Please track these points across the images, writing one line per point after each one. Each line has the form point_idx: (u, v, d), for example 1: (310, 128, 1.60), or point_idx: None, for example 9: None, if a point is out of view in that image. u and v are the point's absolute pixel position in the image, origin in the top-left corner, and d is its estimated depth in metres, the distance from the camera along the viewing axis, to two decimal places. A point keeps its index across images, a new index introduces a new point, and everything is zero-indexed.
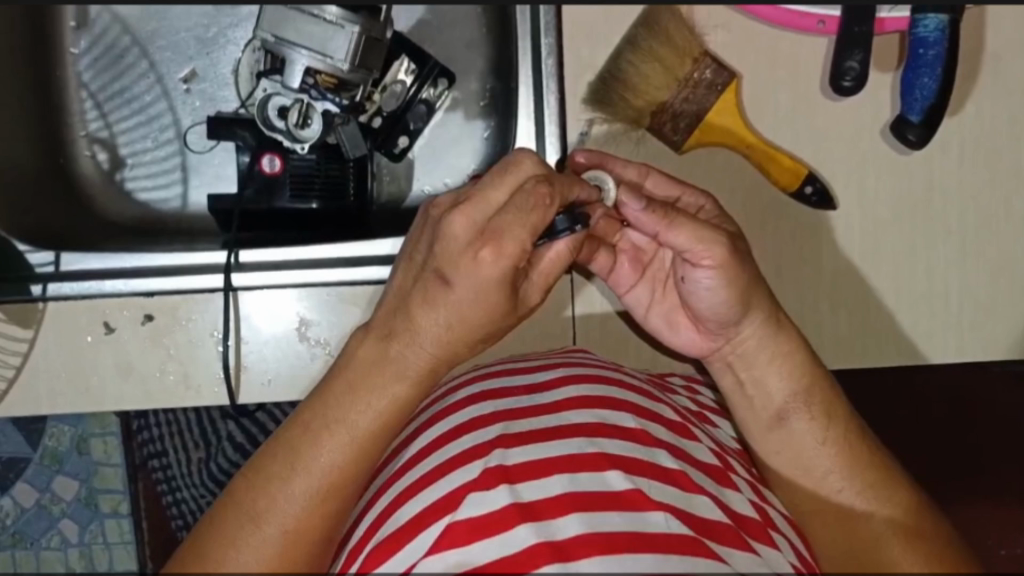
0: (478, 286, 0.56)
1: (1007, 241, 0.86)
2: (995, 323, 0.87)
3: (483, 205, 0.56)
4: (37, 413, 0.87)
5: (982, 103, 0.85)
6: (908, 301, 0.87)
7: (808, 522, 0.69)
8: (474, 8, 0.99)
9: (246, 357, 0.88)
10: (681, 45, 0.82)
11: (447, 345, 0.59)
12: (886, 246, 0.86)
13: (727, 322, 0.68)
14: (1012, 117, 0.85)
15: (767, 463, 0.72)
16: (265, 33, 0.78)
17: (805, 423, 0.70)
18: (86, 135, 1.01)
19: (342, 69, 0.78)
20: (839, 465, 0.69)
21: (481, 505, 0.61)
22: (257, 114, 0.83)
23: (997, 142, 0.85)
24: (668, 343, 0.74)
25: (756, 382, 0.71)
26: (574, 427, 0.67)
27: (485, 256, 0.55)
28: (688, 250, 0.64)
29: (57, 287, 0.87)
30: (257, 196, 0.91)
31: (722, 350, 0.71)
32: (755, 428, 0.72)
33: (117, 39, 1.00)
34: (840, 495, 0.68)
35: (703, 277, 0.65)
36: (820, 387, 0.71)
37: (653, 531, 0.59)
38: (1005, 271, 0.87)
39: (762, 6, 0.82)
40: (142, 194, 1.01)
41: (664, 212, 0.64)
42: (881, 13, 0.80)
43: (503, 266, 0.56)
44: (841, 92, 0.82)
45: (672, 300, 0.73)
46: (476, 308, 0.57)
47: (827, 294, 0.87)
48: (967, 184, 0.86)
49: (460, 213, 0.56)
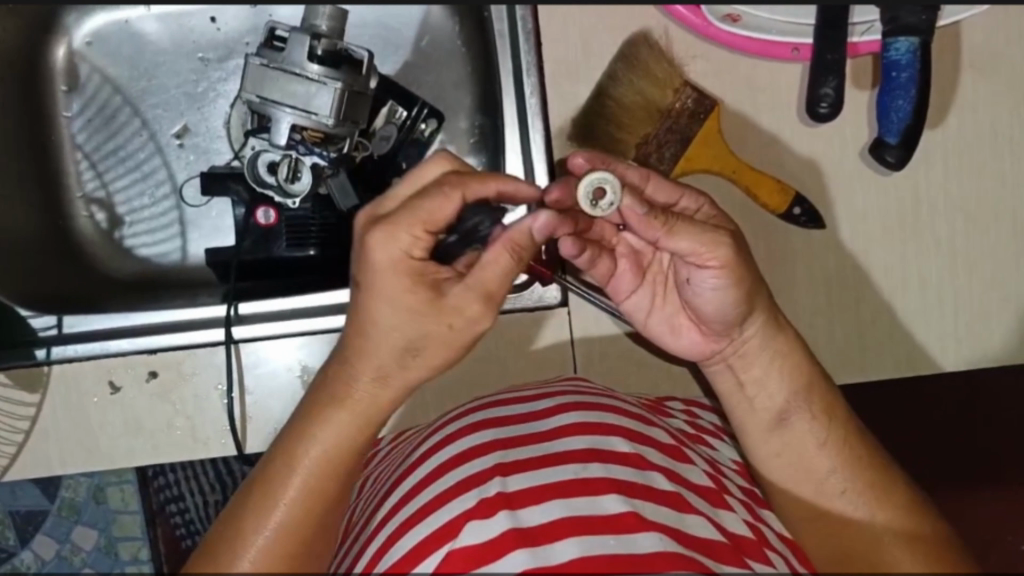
0: (380, 278, 0.56)
1: (1001, 241, 0.87)
2: (995, 323, 0.87)
3: (387, 203, 0.58)
4: (49, 474, 0.89)
5: (962, 112, 0.86)
6: (907, 306, 0.87)
7: (808, 526, 0.71)
8: (459, 47, 1.00)
9: (250, 408, 0.89)
10: (662, 78, 0.83)
11: (403, 372, 0.60)
12: (880, 254, 0.87)
13: (731, 324, 0.69)
14: (995, 122, 0.86)
15: (767, 472, 0.73)
16: (250, 94, 0.80)
17: (807, 423, 0.72)
18: (83, 196, 1.02)
19: (327, 124, 0.80)
20: (841, 464, 0.71)
21: (481, 534, 0.64)
22: (248, 173, 0.85)
23: (982, 147, 0.86)
24: (669, 347, 0.73)
25: (757, 382, 0.72)
26: (567, 454, 0.69)
27: (374, 240, 0.56)
28: (690, 254, 0.64)
29: (61, 349, 0.88)
30: (255, 247, 0.92)
31: (724, 352, 0.72)
32: (757, 430, 0.73)
33: (108, 99, 1.02)
34: (841, 495, 0.70)
35: (706, 278, 0.65)
36: (824, 391, 0.72)
37: (649, 553, 0.61)
38: (1002, 270, 0.87)
39: (737, 37, 0.83)
40: (142, 249, 1.02)
41: (665, 219, 0.62)
42: (853, 38, 0.81)
43: (393, 251, 0.56)
44: (818, 119, 0.83)
45: (673, 305, 0.72)
46: (389, 308, 0.57)
47: (824, 311, 0.87)
48: (956, 190, 0.87)
49: (366, 211, 0.58)
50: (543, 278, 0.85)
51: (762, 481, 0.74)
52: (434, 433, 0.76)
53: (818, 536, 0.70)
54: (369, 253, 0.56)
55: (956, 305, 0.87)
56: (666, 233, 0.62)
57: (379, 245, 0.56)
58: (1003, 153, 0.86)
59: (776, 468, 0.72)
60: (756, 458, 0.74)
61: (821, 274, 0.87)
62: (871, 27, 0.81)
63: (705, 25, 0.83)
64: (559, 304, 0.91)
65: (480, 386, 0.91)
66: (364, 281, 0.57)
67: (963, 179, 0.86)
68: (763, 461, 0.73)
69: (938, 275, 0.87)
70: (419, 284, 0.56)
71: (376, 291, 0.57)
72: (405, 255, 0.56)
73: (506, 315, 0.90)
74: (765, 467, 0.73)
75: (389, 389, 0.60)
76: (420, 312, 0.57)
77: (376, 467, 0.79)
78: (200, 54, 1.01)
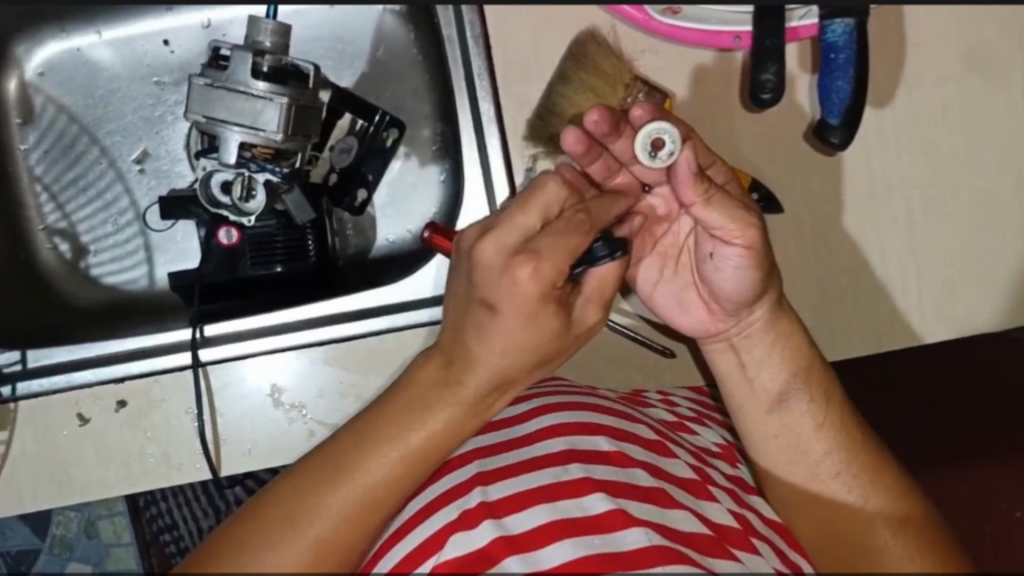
0: (523, 309, 0.58)
1: (981, 212, 0.87)
2: (987, 293, 0.87)
3: (514, 230, 0.58)
4: (21, 509, 0.88)
5: (926, 89, 0.87)
6: (890, 284, 0.87)
7: (803, 511, 0.71)
8: (415, 56, 0.98)
9: (223, 431, 0.89)
10: (611, 73, 0.79)
11: (520, 377, 0.63)
12: (865, 234, 0.87)
13: (743, 305, 0.69)
14: (956, 95, 0.87)
15: (759, 454, 0.73)
16: (196, 115, 0.79)
17: (806, 404, 0.71)
18: (45, 229, 1.01)
19: (276, 140, 0.79)
20: (836, 446, 0.70)
21: (466, 545, 0.63)
22: (201, 193, 0.85)
23: (947, 120, 0.87)
24: (673, 321, 0.74)
25: (757, 364, 0.72)
26: (548, 457, 0.69)
27: (522, 275, 0.57)
28: (718, 228, 0.65)
29: (26, 385, 0.88)
30: (218, 270, 0.90)
31: (728, 331, 0.72)
32: (755, 411, 0.72)
33: (65, 128, 1.01)
34: (837, 475, 0.70)
35: (729, 255, 0.66)
36: (822, 377, 0.72)
37: (636, 551, 0.61)
38: (985, 241, 0.87)
39: (680, 30, 0.83)
40: (109, 278, 1.02)
41: (707, 188, 0.64)
42: (791, 22, 0.82)
43: (539, 284, 0.57)
44: (760, 106, 0.81)
45: (683, 279, 0.73)
46: (526, 332, 0.59)
47: (802, 297, 0.88)
48: (928, 165, 0.87)
49: (489, 240, 0.57)
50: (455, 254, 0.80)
51: (755, 467, 0.74)
52: None
53: (816, 519, 0.70)
54: (512, 286, 0.57)
55: (939, 281, 0.87)
56: (704, 201, 0.64)
57: (528, 280, 0.57)
58: (975, 128, 0.87)
59: (771, 450, 0.72)
60: (753, 442, 0.73)
61: (792, 259, 0.87)
62: (808, 11, 0.81)
63: (647, 19, 0.83)
64: None
65: None
66: (497, 309, 0.58)
67: (935, 155, 0.87)
68: (760, 444, 0.72)
69: (917, 254, 0.87)
70: (557, 308, 0.60)
71: (512, 316, 0.58)
72: (550, 288, 0.58)
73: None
74: (760, 451, 0.73)
75: (503, 392, 0.64)
76: (552, 333, 0.61)
77: None
78: (156, 77, 1.00)
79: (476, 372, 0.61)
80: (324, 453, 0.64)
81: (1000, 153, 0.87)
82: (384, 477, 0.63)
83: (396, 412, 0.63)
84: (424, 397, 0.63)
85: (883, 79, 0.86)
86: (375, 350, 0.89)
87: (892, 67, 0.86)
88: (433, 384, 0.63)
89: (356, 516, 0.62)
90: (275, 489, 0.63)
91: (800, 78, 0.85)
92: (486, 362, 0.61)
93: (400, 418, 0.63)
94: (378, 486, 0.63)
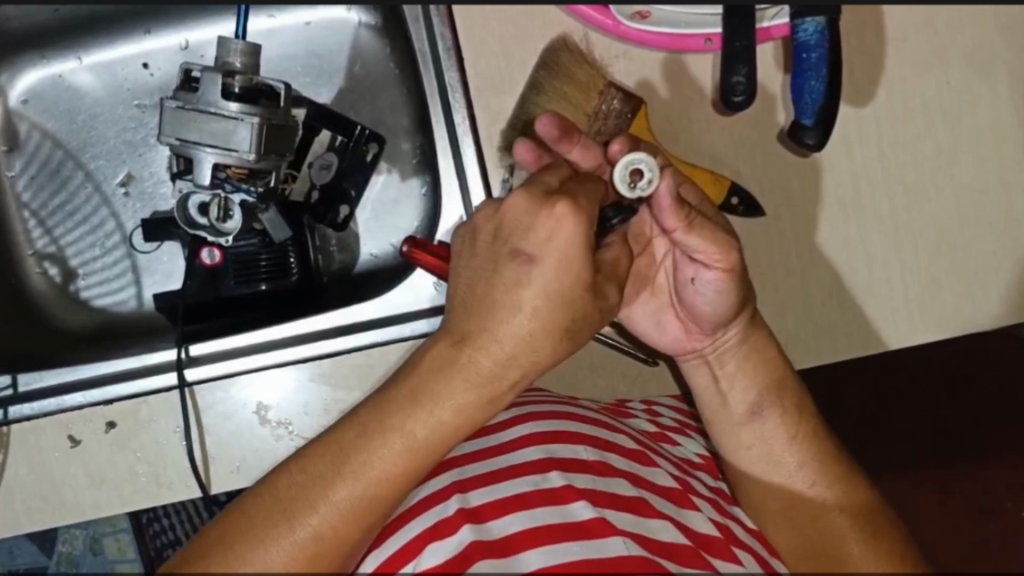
0: (560, 251, 0.60)
1: (961, 212, 0.86)
2: (971, 294, 0.86)
3: (544, 185, 0.63)
4: (16, 531, 0.88)
5: (902, 89, 0.86)
6: (873, 285, 0.86)
7: (781, 519, 0.70)
8: (392, 70, 0.98)
9: (211, 449, 0.89)
10: (584, 81, 0.82)
11: (539, 356, 0.62)
12: (847, 237, 0.86)
13: (720, 325, 0.70)
14: (932, 95, 0.86)
15: (739, 464, 0.73)
16: (169, 138, 0.80)
17: (780, 415, 0.71)
18: (34, 253, 1.02)
19: (249, 159, 0.80)
20: (808, 459, 0.70)
21: (445, 552, 0.62)
22: (179, 216, 0.85)
23: (923, 121, 0.86)
24: (649, 340, 0.74)
25: (729, 378, 0.72)
26: (528, 465, 0.68)
27: (561, 210, 0.60)
28: (699, 253, 0.65)
29: (17, 409, 0.88)
30: (201, 289, 0.90)
31: (703, 350, 0.72)
32: (727, 424, 0.73)
33: (51, 153, 1.01)
34: (813, 485, 0.70)
35: (709, 279, 0.67)
36: (793, 391, 0.72)
37: (613, 559, 0.60)
38: (965, 241, 0.86)
39: (648, 35, 0.83)
40: (98, 300, 1.02)
41: (687, 214, 0.64)
42: (763, 23, 0.82)
43: (567, 227, 0.60)
44: (733, 108, 0.81)
45: (660, 300, 0.73)
46: (562, 287, 0.60)
47: (786, 301, 0.87)
48: (907, 165, 0.86)
49: (523, 191, 0.62)
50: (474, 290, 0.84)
51: (736, 477, 0.73)
52: None
53: (792, 529, 0.69)
54: (553, 223, 0.60)
55: (917, 285, 0.86)
56: (685, 228, 0.64)
57: (568, 214, 0.60)
58: (955, 129, 0.86)
59: (746, 461, 0.72)
60: (734, 454, 0.73)
61: (776, 265, 0.87)
62: (780, 11, 0.81)
63: (616, 25, 0.83)
64: None
65: None
66: (532, 262, 0.60)
67: (914, 156, 0.86)
68: (735, 454, 0.73)
69: (896, 257, 0.86)
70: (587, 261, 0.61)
71: (550, 265, 0.60)
72: (585, 228, 0.60)
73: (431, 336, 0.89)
74: (735, 463, 0.73)
75: (516, 373, 0.62)
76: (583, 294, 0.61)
77: None
78: (137, 100, 1.01)
79: (498, 344, 0.61)
80: (320, 450, 0.63)
81: (979, 153, 0.86)
82: (367, 498, 0.62)
83: (385, 420, 0.62)
84: (425, 390, 0.62)
85: (858, 79, 0.86)
86: (359, 366, 0.90)
87: (867, 69, 0.86)
88: (437, 370, 0.62)
89: (354, 523, 0.62)
90: (258, 492, 0.63)
91: (775, 81, 0.85)
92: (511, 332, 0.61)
93: (387, 427, 0.62)
94: (366, 504, 0.62)
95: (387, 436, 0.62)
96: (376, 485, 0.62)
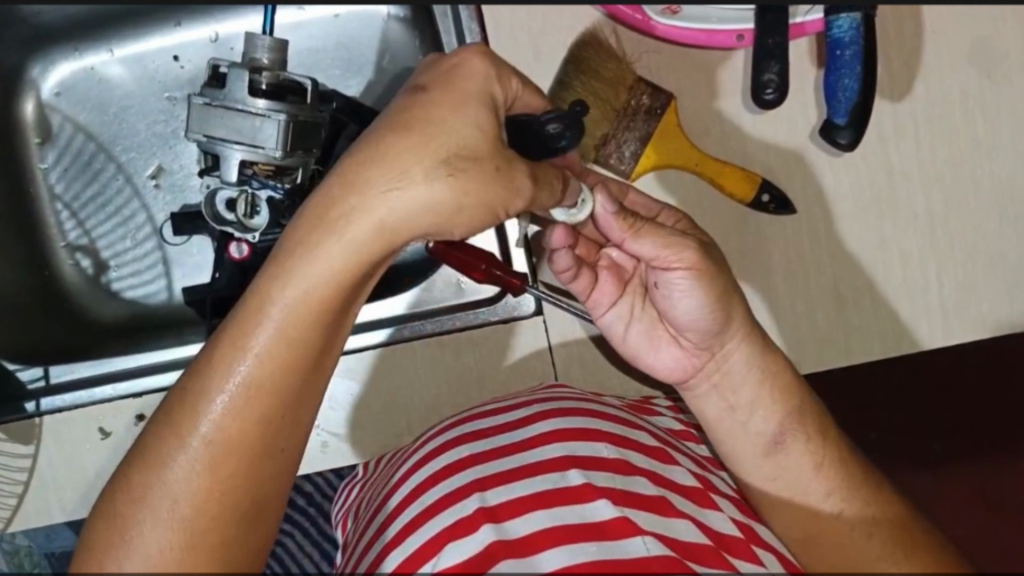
0: (453, 101, 0.53)
1: (999, 228, 0.84)
2: (1010, 309, 0.83)
3: None
4: (51, 521, 0.88)
5: (939, 97, 0.84)
6: (907, 297, 0.84)
7: (799, 546, 0.70)
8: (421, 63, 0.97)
9: None
10: (611, 77, 0.82)
11: None
12: (885, 245, 0.84)
13: (707, 335, 0.68)
14: (970, 105, 0.84)
15: (761, 491, 0.71)
16: (197, 134, 0.81)
17: (802, 443, 0.70)
18: (66, 246, 1.02)
19: (275, 156, 0.80)
20: (837, 487, 0.69)
21: (467, 549, 0.62)
22: (207, 211, 0.88)
23: (961, 131, 0.84)
24: (647, 364, 0.72)
25: (748, 404, 0.70)
26: (546, 464, 0.68)
27: (473, 57, 0.56)
28: (654, 257, 0.65)
29: (50, 401, 0.89)
30: (230, 284, 0.90)
31: (707, 369, 0.70)
32: (750, 451, 0.71)
33: (83, 147, 1.02)
34: (839, 518, 0.69)
35: (674, 280, 0.66)
36: (816, 414, 0.71)
37: (634, 559, 0.60)
38: (1007, 255, 0.84)
39: (676, 29, 0.82)
40: (129, 292, 1.02)
41: (632, 222, 0.65)
42: (796, 18, 0.81)
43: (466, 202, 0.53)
44: (764, 106, 0.81)
45: (652, 315, 0.71)
46: (451, 115, 0.53)
47: (820, 310, 0.84)
48: (944, 175, 0.84)
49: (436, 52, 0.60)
50: (512, 288, 0.83)
51: (759, 501, 0.72)
52: (418, 450, 0.74)
53: (814, 553, 0.69)
54: (463, 66, 0.56)
55: (948, 290, 0.84)
56: (631, 234, 0.64)
57: (475, 54, 0.56)
58: (994, 143, 0.84)
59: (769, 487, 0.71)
60: (754, 480, 0.72)
61: (809, 270, 0.84)
62: (813, 7, 0.81)
63: (647, 20, 0.82)
64: (535, 313, 0.87)
65: (464, 402, 0.87)
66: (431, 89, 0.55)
67: (951, 169, 0.84)
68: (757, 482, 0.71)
69: (931, 268, 0.84)
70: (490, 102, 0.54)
71: (450, 92, 0.54)
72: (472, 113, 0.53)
73: (483, 326, 0.87)
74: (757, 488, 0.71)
75: None
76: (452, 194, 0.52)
77: (369, 485, 0.78)
78: (167, 93, 1.02)
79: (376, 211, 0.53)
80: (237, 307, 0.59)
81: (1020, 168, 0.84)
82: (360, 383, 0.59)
83: (253, 317, 0.57)
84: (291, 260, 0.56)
85: (898, 79, 0.84)
86: (379, 367, 0.87)
87: (904, 72, 0.84)
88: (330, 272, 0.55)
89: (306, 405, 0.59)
90: None
91: (809, 81, 0.83)
92: (379, 238, 0.54)
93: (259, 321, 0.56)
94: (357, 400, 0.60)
95: (254, 333, 0.57)
96: (254, 394, 0.57)
